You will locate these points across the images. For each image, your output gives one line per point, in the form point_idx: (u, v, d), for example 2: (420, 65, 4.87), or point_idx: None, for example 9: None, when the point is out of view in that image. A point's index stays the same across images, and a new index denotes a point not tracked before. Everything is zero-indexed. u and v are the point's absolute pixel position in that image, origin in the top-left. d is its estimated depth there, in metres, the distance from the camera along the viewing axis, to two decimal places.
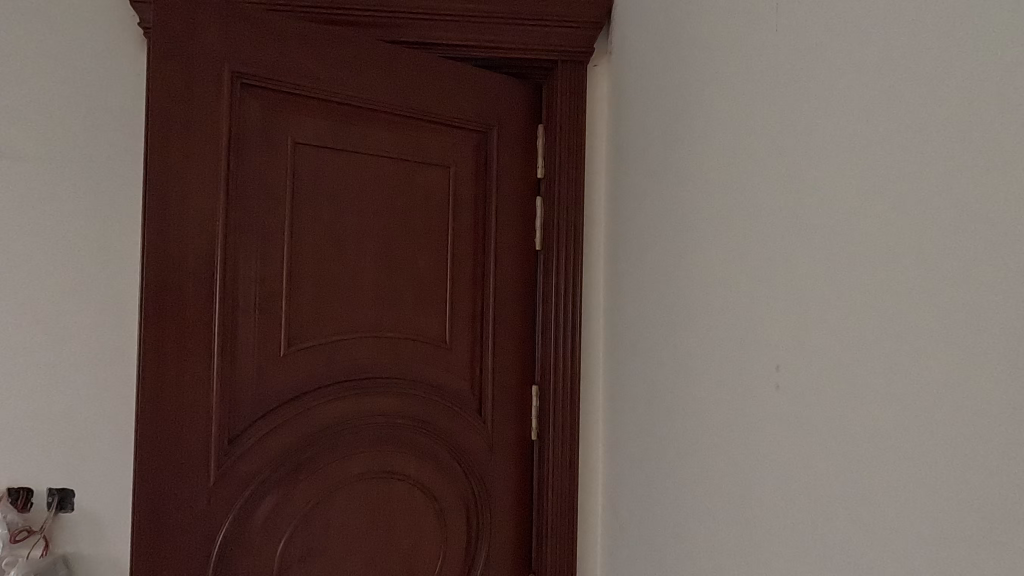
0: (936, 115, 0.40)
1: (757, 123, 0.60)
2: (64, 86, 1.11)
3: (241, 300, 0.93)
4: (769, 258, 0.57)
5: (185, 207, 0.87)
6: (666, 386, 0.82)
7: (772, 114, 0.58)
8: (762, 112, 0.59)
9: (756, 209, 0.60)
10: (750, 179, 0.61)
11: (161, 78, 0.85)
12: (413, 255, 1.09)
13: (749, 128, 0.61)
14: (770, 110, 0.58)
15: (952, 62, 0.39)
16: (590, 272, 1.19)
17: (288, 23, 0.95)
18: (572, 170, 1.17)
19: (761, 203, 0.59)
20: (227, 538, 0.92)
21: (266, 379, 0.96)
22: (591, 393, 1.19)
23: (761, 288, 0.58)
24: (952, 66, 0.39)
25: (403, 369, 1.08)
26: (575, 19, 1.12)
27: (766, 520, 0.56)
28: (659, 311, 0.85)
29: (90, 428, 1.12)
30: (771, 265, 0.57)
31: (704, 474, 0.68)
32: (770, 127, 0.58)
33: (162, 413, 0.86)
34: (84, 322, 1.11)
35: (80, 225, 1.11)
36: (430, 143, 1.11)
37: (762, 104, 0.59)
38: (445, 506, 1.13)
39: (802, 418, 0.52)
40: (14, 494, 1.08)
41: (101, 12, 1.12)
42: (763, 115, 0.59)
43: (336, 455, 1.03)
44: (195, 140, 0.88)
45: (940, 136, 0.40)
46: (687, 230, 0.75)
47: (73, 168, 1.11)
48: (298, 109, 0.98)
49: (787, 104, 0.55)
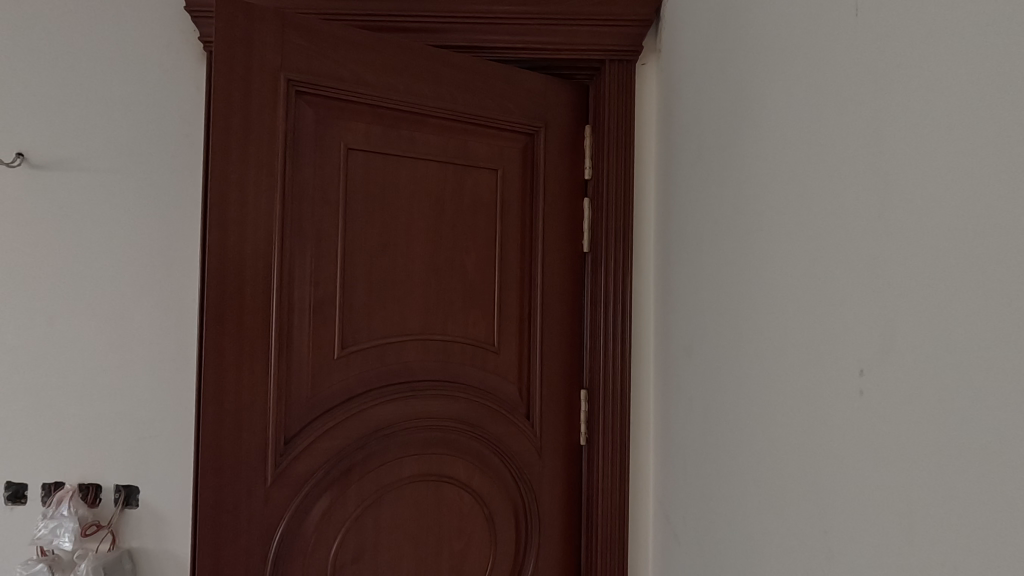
0: (1005, 105, 0.37)
1: (822, 117, 0.57)
2: (129, 99, 1.17)
3: (296, 304, 0.95)
4: (837, 258, 0.54)
5: (244, 215, 0.89)
6: (727, 392, 0.79)
7: (841, 103, 0.54)
8: (831, 102, 0.56)
9: (825, 204, 0.56)
10: (817, 173, 0.58)
11: (220, 88, 0.88)
12: (461, 258, 1.09)
13: (815, 122, 0.58)
14: (837, 104, 0.55)
15: (1018, 49, 0.36)
16: (639, 274, 1.16)
17: (338, 30, 0.97)
18: (621, 170, 1.15)
19: (828, 200, 0.56)
20: (284, 537, 0.93)
21: (321, 380, 0.97)
22: (641, 397, 1.16)
23: (831, 289, 0.54)
24: (1019, 52, 0.36)
25: (452, 372, 1.08)
26: (620, 16, 1.10)
27: (842, 538, 0.52)
28: (719, 313, 0.82)
29: (152, 428, 1.16)
30: (839, 266, 0.53)
31: (771, 484, 0.65)
32: (835, 120, 0.55)
33: (223, 413, 0.88)
34: (145, 326, 1.16)
35: (142, 233, 1.16)
36: (476, 145, 1.10)
37: (831, 94, 0.56)
38: (494, 510, 1.12)
39: (873, 429, 0.48)
40: (85, 489, 1.14)
41: (165, 28, 1.17)
42: (829, 109, 0.56)
43: (387, 457, 1.03)
44: (253, 147, 0.90)
45: (1009, 129, 0.37)
46: (750, 228, 0.72)
47: (136, 179, 1.16)
48: (349, 114, 1.00)
49: (859, 91, 0.52)
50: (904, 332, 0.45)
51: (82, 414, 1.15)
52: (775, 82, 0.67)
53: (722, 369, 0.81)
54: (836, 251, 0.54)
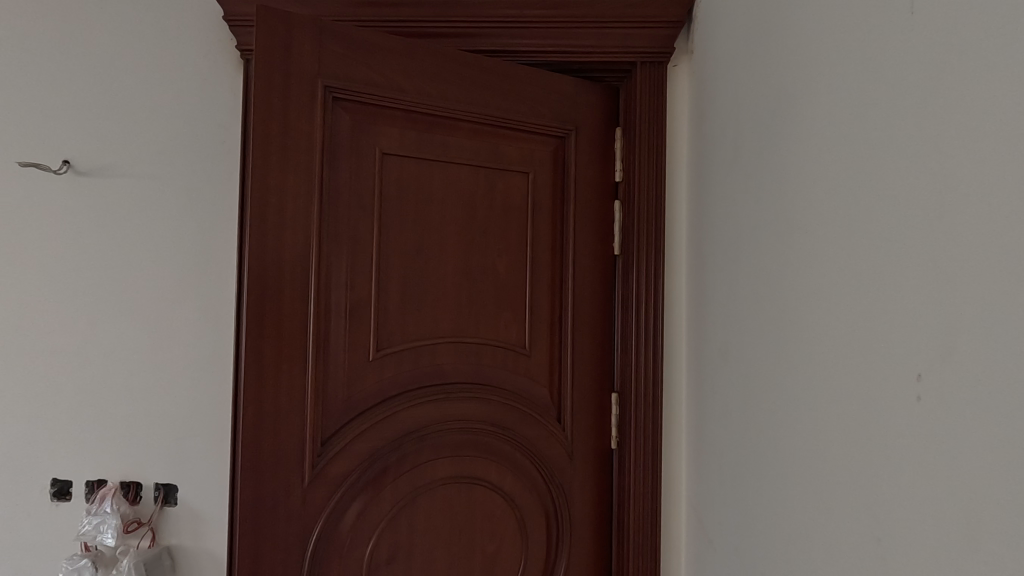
0: None
1: (873, 119, 0.56)
2: (169, 107, 1.20)
3: (332, 307, 0.97)
4: (890, 262, 0.53)
5: (283, 219, 0.91)
6: (768, 397, 0.78)
7: (894, 104, 0.53)
8: (883, 102, 0.55)
9: (876, 205, 0.55)
10: (869, 174, 0.57)
11: (261, 96, 0.90)
12: (493, 261, 1.09)
13: (864, 124, 0.58)
14: (889, 104, 0.54)
15: None
16: (671, 277, 1.15)
17: (374, 37, 0.99)
18: (653, 173, 1.14)
19: (879, 203, 0.55)
20: (320, 537, 0.95)
21: (356, 383, 0.99)
22: (674, 401, 1.15)
23: (884, 292, 0.54)
24: None
25: (484, 375, 1.08)
26: (653, 19, 1.09)
27: (897, 545, 0.51)
28: (760, 316, 0.81)
29: (191, 429, 1.19)
30: (892, 269, 0.53)
31: (818, 490, 0.64)
32: (887, 121, 0.54)
33: (262, 414, 0.90)
34: (185, 328, 1.19)
35: (182, 237, 1.19)
36: (508, 148, 1.11)
37: (884, 94, 0.55)
38: (526, 513, 1.12)
39: (931, 435, 0.47)
40: (127, 487, 1.17)
41: (203, 37, 1.20)
42: (879, 110, 0.55)
43: (420, 460, 1.04)
44: (292, 153, 0.92)
45: None
46: (794, 230, 0.71)
47: (176, 184, 1.19)
48: (384, 120, 1.01)
49: (915, 91, 0.51)
50: (966, 336, 0.44)
51: (124, 414, 1.18)
52: (821, 83, 0.66)
53: (763, 373, 0.79)
54: (889, 252, 0.53)
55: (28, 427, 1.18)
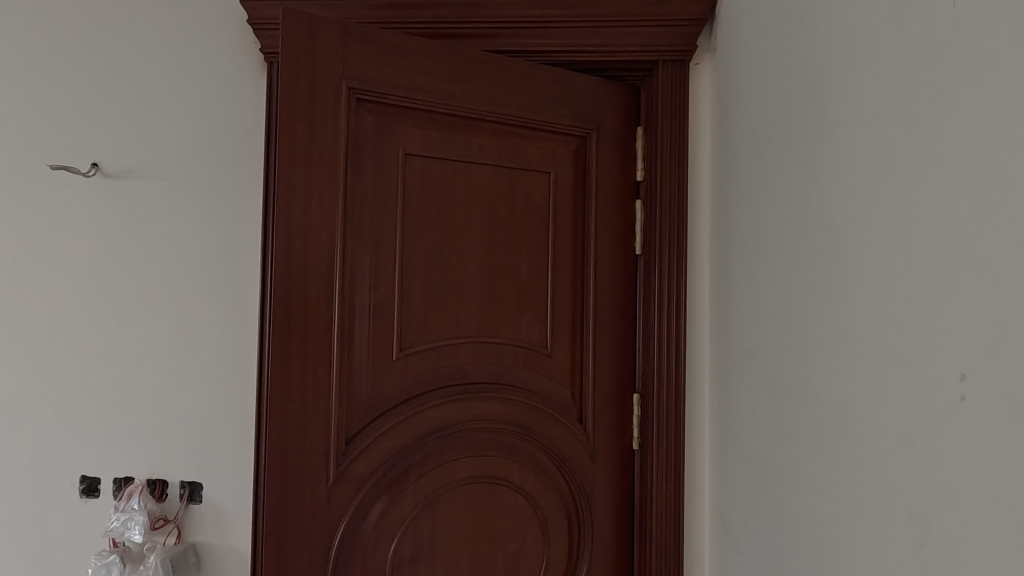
0: None
1: (911, 116, 0.55)
2: (194, 110, 1.21)
3: (356, 308, 0.97)
4: (930, 262, 0.52)
5: (308, 220, 0.92)
6: (799, 397, 0.77)
7: (934, 102, 0.52)
8: (922, 99, 0.54)
9: (915, 204, 0.54)
10: (907, 171, 0.55)
11: (287, 98, 0.91)
12: (515, 261, 1.09)
13: (902, 121, 0.57)
14: (928, 102, 0.53)
15: None
16: (694, 277, 1.14)
17: (397, 37, 0.99)
18: (675, 171, 1.13)
19: (918, 202, 0.54)
20: (344, 536, 0.95)
21: (380, 382, 0.99)
22: (697, 401, 1.14)
23: (924, 293, 0.53)
24: None
25: (506, 375, 1.08)
26: (675, 16, 1.08)
27: (938, 549, 0.50)
28: (790, 316, 0.80)
29: (215, 428, 1.20)
30: (933, 269, 0.52)
31: (855, 492, 0.63)
32: (927, 119, 0.53)
33: (288, 413, 0.91)
34: (210, 328, 1.20)
35: (206, 238, 1.21)
36: (529, 148, 1.11)
37: (923, 90, 0.54)
38: (548, 513, 1.12)
39: (975, 438, 0.47)
40: (153, 484, 1.19)
41: (227, 41, 1.22)
42: (918, 108, 0.55)
43: (443, 460, 1.04)
44: (317, 154, 0.93)
45: None
46: (826, 228, 0.70)
47: (200, 186, 1.21)
48: (407, 120, 1.01)
49: (956, 86, 0.50)
50: (1011, 338, 0.44)
51: (151, 413, 1.20)
52: (856, 79, 0.65)
53: (793, 373, 0.78)
54: (929, 251, 0.52)
55: (59, 424, 1.20)
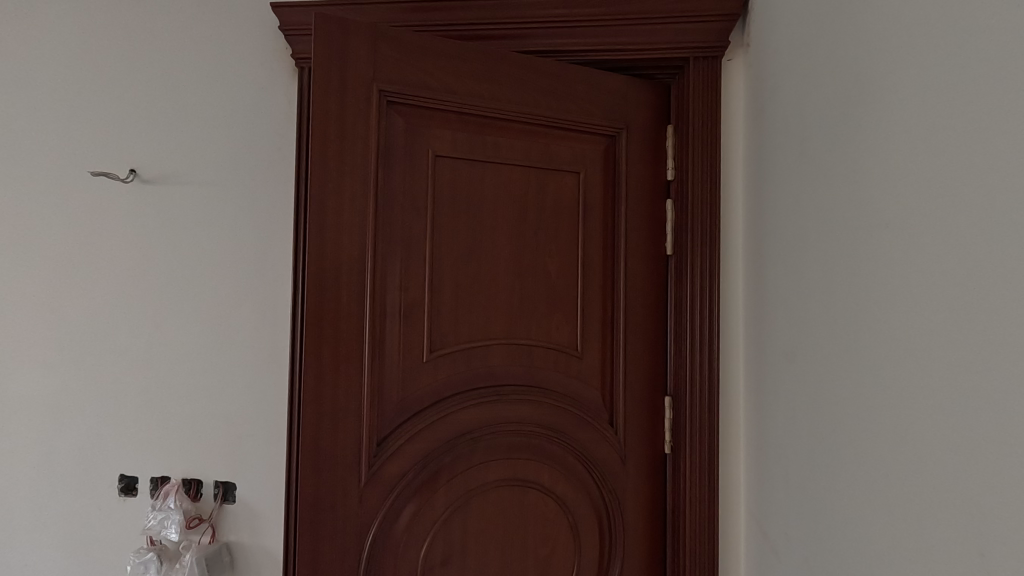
0: None
1: (977, 113, 0.54)
2: (226, 116, 1.23)
3: (386, 309, 0.98)
4: (1001, 262, 0.50)
5: (340, 223, 0.93)
6: (845, 401, 0.74)
7: (1003, 97, 0.51)
8: (989, 94, 0.52)
9: (982, 203, 0.53)
10: (973, 168, 0.54)
11: (319, 103, 0.92)
12: (544, 262, 1.08)
13: (966, 117, 0.55)
14: (995, 98, 0.52)
15: None
16: (727, 278, 1.12)
17: (427, 40, 0.99)
18: (708, 170, 1.11)
19: (986, 201, 0.52)
20: (376, 537, 0.96)
21: (410, 383, 0.99)
22: (731, 405, 1.12)
23: (994, 293, 0.51)
24: None
25: (535, 376, 1.07)
26: (707, 13, 1.07)
27: (1007, 559, 0.48)
28: (833, 317, 0.77)
29: (249, 428, 1.21)
30: (1004, 269, 0.50)
31: (911, 498, 0.61)
32: (995, 115, 0.52)
33: (321, 414, 0.92)
34: (244, 330, 1.22)
35: (239, 242, 1.22)
36: (558, 148, 1.10)
37: (990, 86, 0.52)
38: (578, 517, 1.10)
39: None
40: (188, 484, 1.21)
41: (259, 47, 1.23)
42: (984, 104, 0.53)
43: (473, 462, 1.03)
44: (348, 157, 0.94)
45: None
46: (874, 225, 0.68)
47: (233, 191, 1.23)
48: (437, 122, 1.02)
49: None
50: None
51: (185, 413, 1.22)
52: (908, 72, 0.63)
53: (837, 376, 0.76)
54: (1001, 250, 0.50)
55: (98, 423, 1.23)
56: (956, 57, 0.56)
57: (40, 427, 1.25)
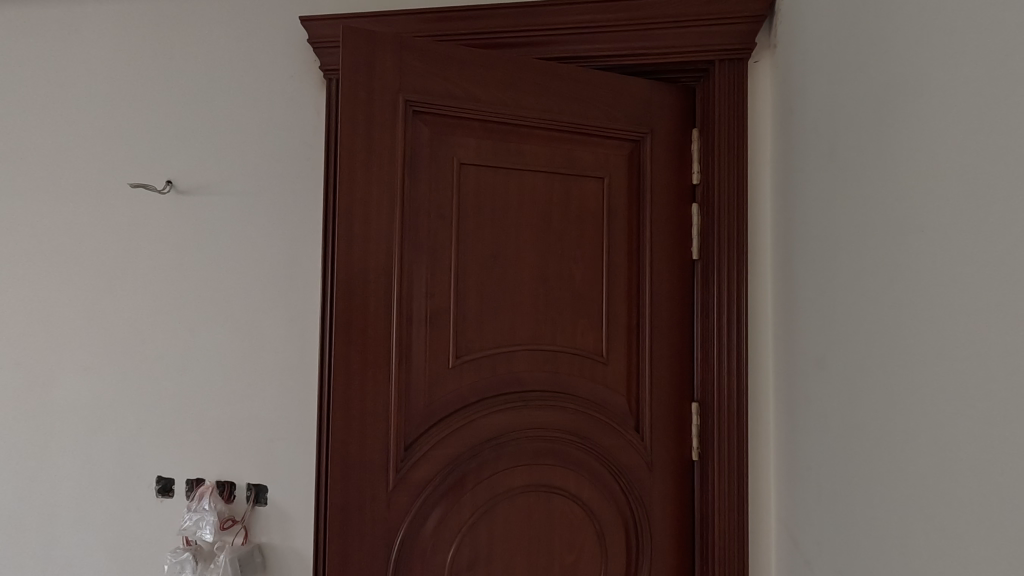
0: None
1: (1007, 114, 0.52)
2: (257, 128, 1.27)
3: (413, 316, 0.99)
4: None
5: (367, 232, 0.95)
6: (878, 409, 0.73)
7: None
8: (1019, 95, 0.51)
9: (1015, 206, 0.51)
10: (1004, 171, 0.52)
11: (347, 114, 0.94)
12: (569, 267, 1.08)
13: (997, 119, 0.54)
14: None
15: None
16: (755, 283, 1.11)
17: (451, 49, 1.00)
18: (734, 174, 1.10)
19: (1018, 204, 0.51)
20: (403, 541, 0.97)
21: (436, 389, 1.00)
22: (759, 412, 1.10)
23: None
24: None
25: (561, 382, 1.07)
26: (732, 14, 1.06)
27: None
28: (866, 323, 0.75)
29: (280, 432, 1.24)
30: None
31: (948, 511, 0.59)
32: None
33: (349, 419, 0.93)
34: (274, 336, 1.25)
35: (270, 250, 1.25)
36: (583, 154, 1.10)
37: (1019, 86, 0.51)
38: (605, 525, 1.09)
39: None
40: (222, 486, 1.24)
41: (289, 59, 1.26)
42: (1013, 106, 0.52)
43: (498, 467, 1.04)
44: (375, 166, 0.95)
45: None
46: (908, 229, 0.66)
47: (263, 200, 1.26)
48: (462, 130, 1.03)
49: None
50: None
51: (219, 417, 1.26)
52: (940, 71, 0.61)
53: (871, 383, 0.74)
54: None
55: (137, 426, 1.28)
56: (987, 57, 0.55)
57: (83, 429, 1.30)
